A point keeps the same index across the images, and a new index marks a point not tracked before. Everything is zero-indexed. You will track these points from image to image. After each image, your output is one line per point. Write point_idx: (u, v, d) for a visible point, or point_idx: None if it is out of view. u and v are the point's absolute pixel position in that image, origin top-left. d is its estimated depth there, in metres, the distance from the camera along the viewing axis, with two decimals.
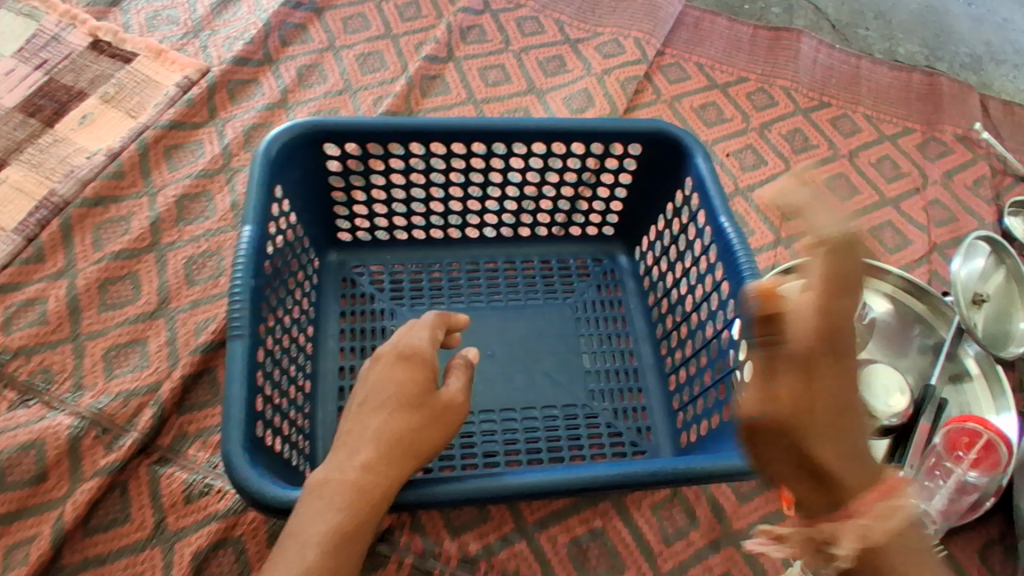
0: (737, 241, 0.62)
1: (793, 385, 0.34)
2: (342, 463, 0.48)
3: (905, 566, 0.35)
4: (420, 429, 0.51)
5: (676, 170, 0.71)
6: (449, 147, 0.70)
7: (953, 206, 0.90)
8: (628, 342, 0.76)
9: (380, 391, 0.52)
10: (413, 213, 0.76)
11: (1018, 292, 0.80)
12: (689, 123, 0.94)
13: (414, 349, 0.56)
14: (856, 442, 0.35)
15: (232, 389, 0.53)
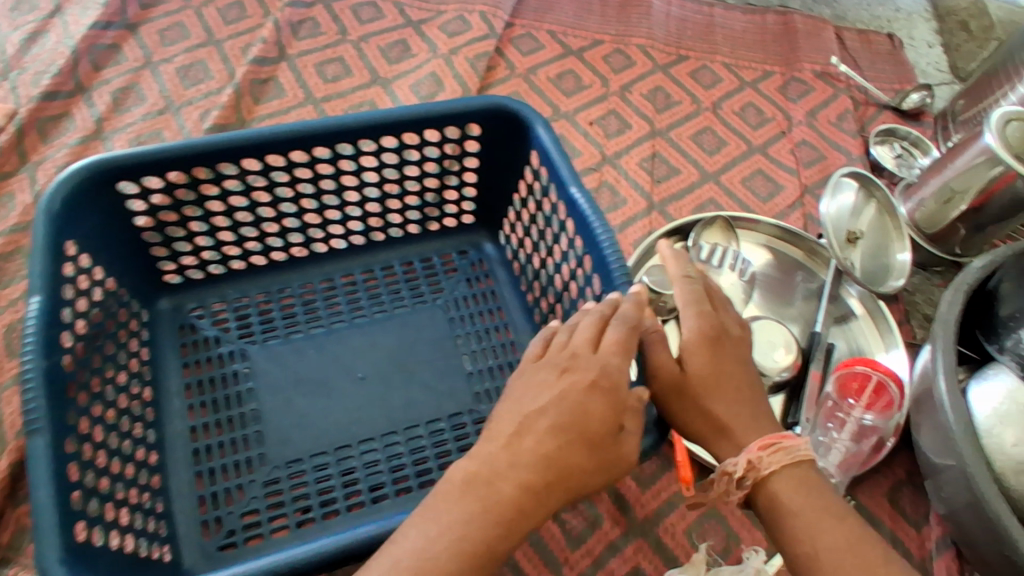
0: (589, 209, 0.58)
1: (699, 363, 0.50)
2: (469, 493, 0.40)
3: (784, 485, 0.48)
4: (589, 472, 0.42)
5: (521, 142, 0.66)
6: (264, 161, 0.62)
7: (819, 144, 0.89)
8: (508, 334, 0.70)
9: (563, 416, 0.43)
10: (245, 239, 0.68)
11: (892, 223, 0.78)
12: (547, 95, 0.90)
13: (613, 374, 0.45)
14: (733, 401, 0.50)
15: (38, 492, 0.45)
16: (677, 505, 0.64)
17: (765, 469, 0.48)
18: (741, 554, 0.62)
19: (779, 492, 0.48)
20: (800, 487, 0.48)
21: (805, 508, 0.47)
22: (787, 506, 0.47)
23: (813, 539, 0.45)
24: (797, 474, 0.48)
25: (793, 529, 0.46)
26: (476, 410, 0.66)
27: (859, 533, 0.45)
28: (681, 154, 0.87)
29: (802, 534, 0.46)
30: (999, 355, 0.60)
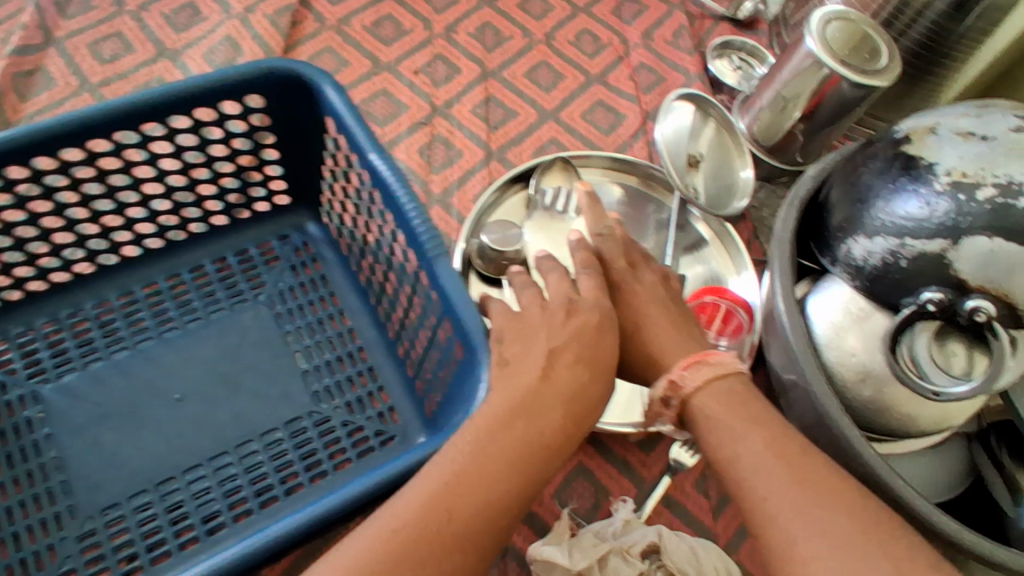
0: (392, 178, 0.51)
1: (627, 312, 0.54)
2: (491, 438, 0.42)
3: (710, 399, 0.49)
4: (589, 409, 0.47)
5: (311, 108, 0.59)
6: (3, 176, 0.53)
7: (658, 66, 0.86)
8: (344, 321, 0.65)
9: (560, 362, 0.46)
10: (13, 266, 0.59)
11: (731, 140, 0.77)
12: (364, 46, 0.81)
13: (591, 325, 0.49)
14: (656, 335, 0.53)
15: None
16: None
17: (687, 388, 0.49)
18: (610, 508, 0.61)
19: (703, 408, 0.49)
20: (725, 401, 0.49)
21: (726, 420, 0.48)
22: (710, 420, 0.48)
23: (742, 445, 0.46)
24: (721, 388, 0.49)
25: (716, 443, 0.47)
26: (317, 411, 0.61)
27: (776, 437, 0.46)
28: (516, 94, 0.81)
29: (724, 444, 0.47)
30: (832, 267, 0.59)
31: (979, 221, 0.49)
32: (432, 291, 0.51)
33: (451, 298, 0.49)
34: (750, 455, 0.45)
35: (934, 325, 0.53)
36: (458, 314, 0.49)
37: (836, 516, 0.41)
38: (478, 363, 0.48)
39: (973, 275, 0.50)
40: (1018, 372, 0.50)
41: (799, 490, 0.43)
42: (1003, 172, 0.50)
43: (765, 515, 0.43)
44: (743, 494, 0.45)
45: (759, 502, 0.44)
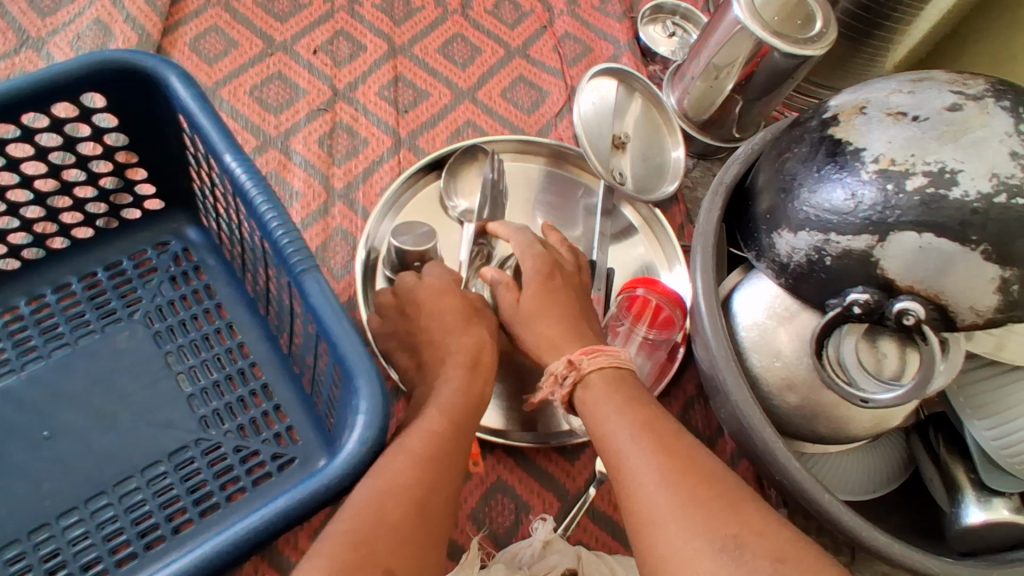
0: (249, 181, 0.47)
1: (536, 289, 0.57)
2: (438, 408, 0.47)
3: (597, 386, 0.50)
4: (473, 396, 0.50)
5: (163, 104, 0.53)
6: None
7: (584, 35, 0.79)
8: (234, 335, 0.60)
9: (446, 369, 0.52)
10: None
11: (659, 117, 0.72)
12: (255, 23, 0.73)
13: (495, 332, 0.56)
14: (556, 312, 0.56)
15: None
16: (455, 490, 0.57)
17: (583, 368, 0.51)
18: (530, 528, 0.57)
19: (594, 390, 0.50)
20: (612, 387, 0.50)
21: (610, 403, 0.49)
22: (598, 403, 0.49)
23: (613, 427, 0.47)
24: (615, 379, 0.51)
25: (600, 425, 0.48)
26: (205, 438, 0.56)
27: (654, 419, 0.47)
28: (428, 73, 0.74)
29: (605, 424, 0.48)
30: (757, 262, 0.55)
31: (910, 214, 0.45)
32: (306, 310, 0.46)
33: (322, 316, 0.44)
34: (624, 431, 0.46)
35: (861, 326, 0.49)
36: (332, 336, 0.44)
37: (690, 483, 0.42)
38: (357, 389, 0.43)
39: (903, 276, 0.45)
40: (949, 377, 0.47)
41: (660, 462, 0.43)
42: (935, 158, 0.45)
43: (631, 486, 0.44)
44: (619, 472, 0.45)
45: (626, 475, 0.45)
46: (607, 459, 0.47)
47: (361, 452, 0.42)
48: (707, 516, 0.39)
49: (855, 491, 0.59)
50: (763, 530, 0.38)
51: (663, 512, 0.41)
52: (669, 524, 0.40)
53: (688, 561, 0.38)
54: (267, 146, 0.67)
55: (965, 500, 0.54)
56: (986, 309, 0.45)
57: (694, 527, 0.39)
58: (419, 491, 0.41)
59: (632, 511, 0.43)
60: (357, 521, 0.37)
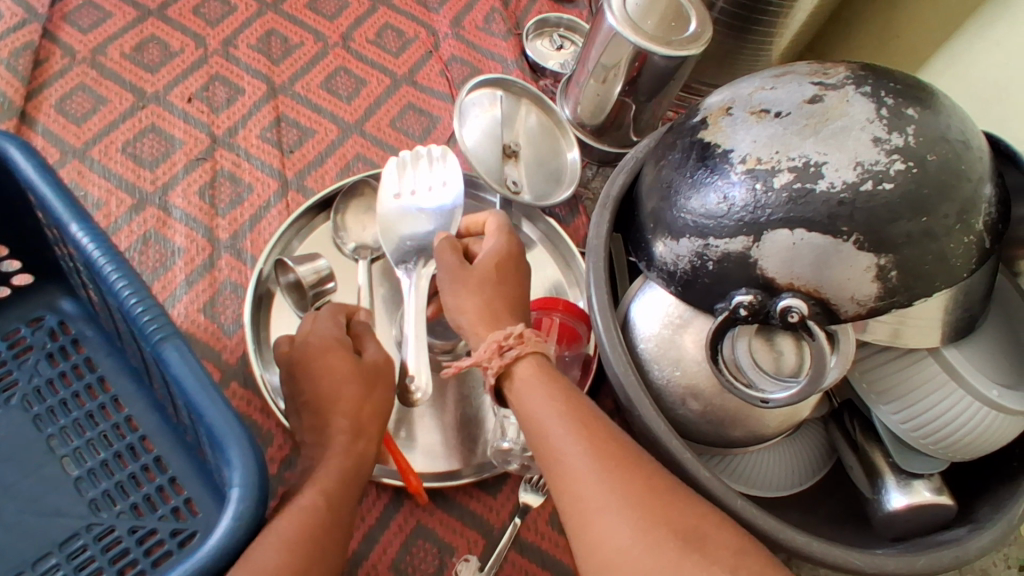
0: (98, 253, 0.44)
1: (499, 257, 0.54)
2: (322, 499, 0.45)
3: (530, 367, 0.47)
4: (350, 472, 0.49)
5: (6, 177, 0.49)
6: None
7: (471, 56, 0.79)
8: (120, 409, 0.56)
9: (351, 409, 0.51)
10: None
11: (549, 123, 0.72)
12: (124, 77, 0.70)
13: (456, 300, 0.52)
14: (511, 290, 0.53)
15: None
16: (375, 541, 0.55)
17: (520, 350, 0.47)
18: (454, 570, 0.55)
19: (525, 377, 0.47)
20: (551, 374, 0.47)
21: (547, 392, 0.46)
22: (530, 390, 0.46)
23: (546, 415, 0.44)
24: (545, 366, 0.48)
25: (533, 414, 0.45)
26: (96, 522, 0.52)
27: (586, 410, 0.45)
28: (312, 110, 0.72)
29: (538, 412, 0.45)
30: (648, 271, 0.54)
31: (778, 213, 0.44)
32: (172, 379, 0.43)
33: (185, 384, 0.42)
34: (566, 424, 0.44)
35: (752, 327, 0.48)
36: (197, 405, 0.41)
37: (641, 479, 0.40)
38: (228, 460, 0.40)
39: (782, 274, 0.45)
40: (841, 370, 0.46)
41: (600, 454, 0.42)
42: (799, 153, 0.44)
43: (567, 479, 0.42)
44: (554, 465, 0.43)
45: (569, 467, 0.42)
46: (542, 449, 0.44)
47: (237, 528, 0.38)
48: (653, 511, 0.38)
49: (779, 486, 0.58)
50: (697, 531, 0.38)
51: (621, 507, 0.39)
52: (624, 521, 0.38)
53: (647, 558, 0.37)
54: (145, 204, 0.64)
55: (886, 485, 0.53)
56: (867, 297, 0.44)
57: (654, 522, 0.38)
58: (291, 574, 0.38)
59: (577, 506, 0.41)
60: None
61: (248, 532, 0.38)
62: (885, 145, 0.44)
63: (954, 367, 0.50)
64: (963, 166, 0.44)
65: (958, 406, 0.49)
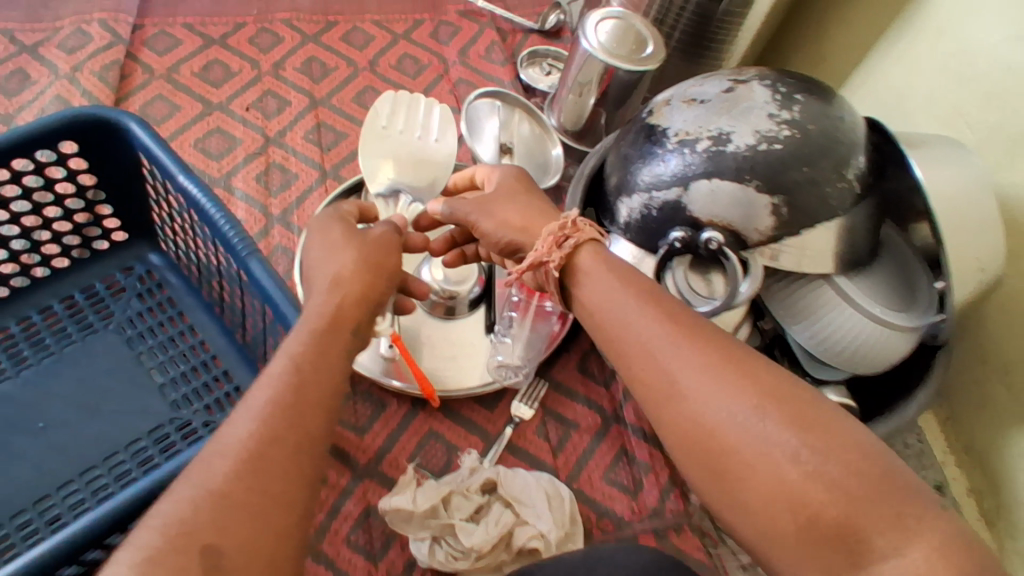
0: (201, 196, 0.60)
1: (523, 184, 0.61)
2: (295, 366, 0.43)
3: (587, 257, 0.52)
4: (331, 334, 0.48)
5: (123, 148, 0.64)
6: None
7: (474, 78, 0.96)
8: (195, 335, 0.70)
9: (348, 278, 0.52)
10: None
11: (536, 127, 0.88)
12: (194, 90, 0.87)
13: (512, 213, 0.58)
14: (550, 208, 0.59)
15: None
16: (396, 439, 0.70)
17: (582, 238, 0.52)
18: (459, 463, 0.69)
19: (584, 266, 0.51)
20: (608, 258, 0.51)
21: (606, 274, 0.50)
22: (590, 276, 0.50)
23: (610, 295, 0.48)
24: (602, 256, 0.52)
25: (595, 294, 0.49)
26: (177, 416, 0.65)
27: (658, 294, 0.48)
28: (346, 118, 0.89)
29: (600, 292, 0.49)
30: (611, 227, 0.70)
31: (699, 169, 0.60)
32: (255, 285, 0.58)
33: (267, 286, 0.57)
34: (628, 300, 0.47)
35: (688, 259, 0.63)
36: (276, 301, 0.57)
37: (737, 362, 0.41)
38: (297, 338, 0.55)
39: (703, 213, 0.61)
40: (753, 288, 0.61)
41: (671, 322, 0.44)
42: (715, 127, 0.61)
43: (641, 344, 0.45)
44: (618, 335, 0.46)
45: (631, 333, 0.45)
46: (602, 323, 0.47)
47: None
48: (738, 374, 0.40)
49: None
50: (788, 391, 0.39)
51: (703, 370, 0.41)
52: (707, 380, 0.40)
53: (723, 404, 0.39)
54: (212, 186, 0.80)
55: None
56: (765, 228, 0.60)
57: (731, 379, 0.40)
58: (257, 448, 0.39)
59: (646, 366, 0.43)
60: (213, 485, 0.37)
61: None
62: (777, 118, 0.60)
63: (845, 291, 0.65)
64: (837, 134, 0.60)
65: (851, 321, 0.64)
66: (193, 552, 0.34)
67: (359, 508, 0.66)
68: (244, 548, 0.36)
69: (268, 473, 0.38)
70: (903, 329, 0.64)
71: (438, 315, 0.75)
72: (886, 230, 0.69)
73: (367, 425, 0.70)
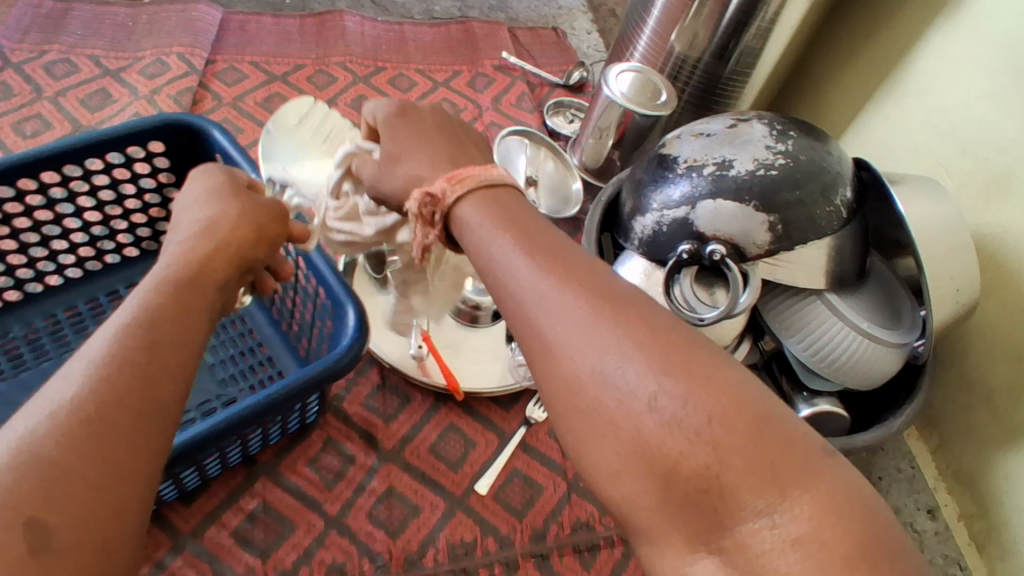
0: None
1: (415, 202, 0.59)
2: (147, 329, 0.42)
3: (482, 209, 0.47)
4: (189, 292, 0.48)
5: (201, 149, 0.74)
6: None
7: (505, 123, 1.07)
8: (244, 323, 0.77)
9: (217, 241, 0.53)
10: None
11: (558, 163, 0.98)
12: (257, 116, 0.97)
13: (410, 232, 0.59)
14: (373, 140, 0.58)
15: None
16: (420, 429, 0.73)
17: (448, 198, 0.49)
18: (476, 455, 0.72)
19: (464, 215, 0.48)
20: (495, 203, 0.48)
21: (486, 216, 0.47)
22: (467, 225, 0.47)
23: (483, 239, 0.45)
24: (485, 196, 0.48)
25: (472, 234, 0.46)
26: (224, 393, 0.71)
27: (547, 232, 0.45)
28: None
29: (475, 233, 0.46)
30: (626, 244, 0.78)
31: (705, 190, 0.69)
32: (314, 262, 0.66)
33: (324, 271, 0.65)
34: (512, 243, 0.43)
35: (693, 271, 0.70)
36: (330, 280, 0.64)
37: (615, 303, 0.37)
38: (348, 309, 0.62)
39: (707, 228, 0.69)
40: (754, 296, 0.68)
41: (551, 259, 0.41)
42: (718, 155, 0.71)
43: (496, 261, 0.43)
44: (502, 284, 0.42)
45: (507, 275, 0.42)
46: (487, 273, 0.44)
47: (332, 366, 0.58)
48: (629, 317, 0.36)
49: None
50: (681, 347, 0.35)
51: (575, 315, 0.37)
52: (578, 317, 0.37)
53: (592, 349, 0.36)
54: None
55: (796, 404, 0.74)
56: (763, 242, 0.68)
57: (609, 316, 0.37)
58: (93, 410, 0.37)
59: (518, 310, 0.40)
60: (27, 445, 0.34)
61: (339, 368, 0.58)
62: (773, 149, 0.70)
63: (834, 305, 0.72)
64: (824, 164, 0.70)
65: (841, 333, 0.71)
66: (16, 523, 0.31)
67: (382, 485, 0.68)
68: (79, 514, 0.33)
69: (108, 435, 0.36)
70: (890, 343, 0.70)
71: (465, 324, 0.81)
72: (872, 259, 0.77)
73: (395, 413, 0.73)
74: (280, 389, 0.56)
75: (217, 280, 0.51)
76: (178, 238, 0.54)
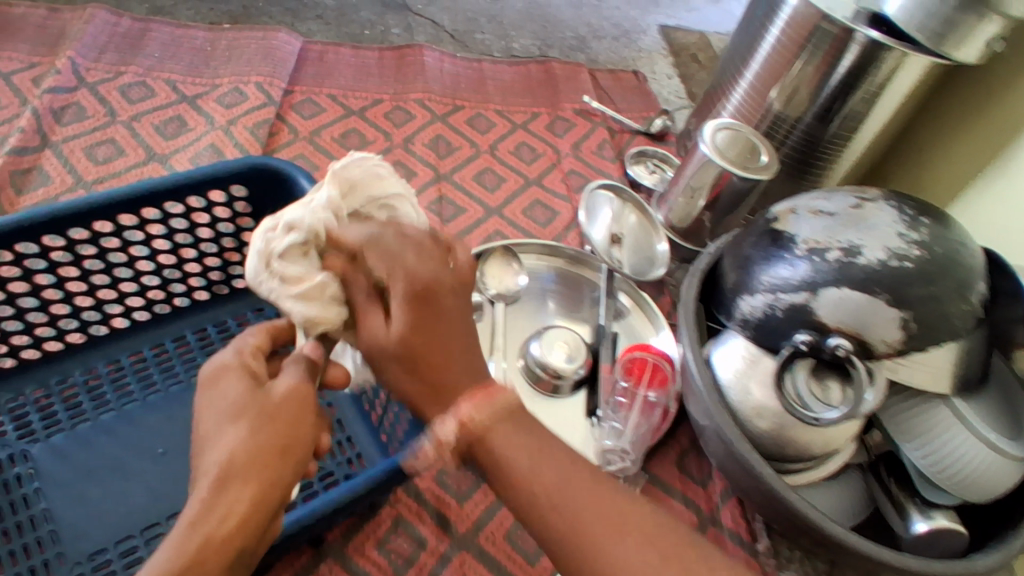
0: None
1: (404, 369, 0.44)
2: (201, 524, 0.38)
3: (508, 440, 0.44)
4: (230, 480, 0.39)
5: (286, 196, 0.70)
6: (39, 243, 0.61)
7: (586, 171, 1.02)
8: None
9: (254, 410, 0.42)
10: (31, 326, 0.65)
11: (646, 220, 0.92)
12: (333, 153, 0.94)
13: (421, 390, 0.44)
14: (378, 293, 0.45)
15: None
16: (495, 512, 0.67)
17: (492, 441, 0.44)
18: None
19: (503, 454, 0.44)
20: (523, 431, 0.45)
21: (522, 456, 0.43)
22: (502, 458, 0.44)
23: (525, 480, 0.43)
24: (506, 416, 0.45)
25: (506, 470, 0.43)
26: None
27: (570, 459, 0.45)
28: (466, 195, 0.94)
29: (510, 469, 0.43)
30: (728, 322, 0.72)
31: (830, 276, 0.63)
32: None
33: None
34: (546, 471, 0.43)
35: (808, 363, 0.65)
36: None
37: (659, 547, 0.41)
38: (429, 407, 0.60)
39: (830, 318, 0.63)
40: (879, 396, 0.60)
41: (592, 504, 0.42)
42: (844, 239, 0.65)
43: (518, 484, 0.43)
44: (539, 526, 0.43)
45: (552, 518, 0.42)
46: (517, 506, 0.44)
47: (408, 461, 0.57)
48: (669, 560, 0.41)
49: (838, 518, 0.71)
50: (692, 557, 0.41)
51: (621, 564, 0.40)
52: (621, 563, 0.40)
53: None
54: None
55: (910, 514, 0.67)
56: (894, 340, 0.62)
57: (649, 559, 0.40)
58: None
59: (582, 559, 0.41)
60: None
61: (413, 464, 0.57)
62: (905, 237, 0.64)
63: (959, 411, 0.65)
64: (959, 256, 0.64)
65: (966, 445, 0.64)
66: None
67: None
68: None
69: None
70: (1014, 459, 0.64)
71: (544, 392, 0.77)
72: (994, 358, 0.70)
73: (469, 492, 0.68)
74: (352, 487, 0.54)
75: (270, 461, 0.41)
76: (206, 424, 0.42)
